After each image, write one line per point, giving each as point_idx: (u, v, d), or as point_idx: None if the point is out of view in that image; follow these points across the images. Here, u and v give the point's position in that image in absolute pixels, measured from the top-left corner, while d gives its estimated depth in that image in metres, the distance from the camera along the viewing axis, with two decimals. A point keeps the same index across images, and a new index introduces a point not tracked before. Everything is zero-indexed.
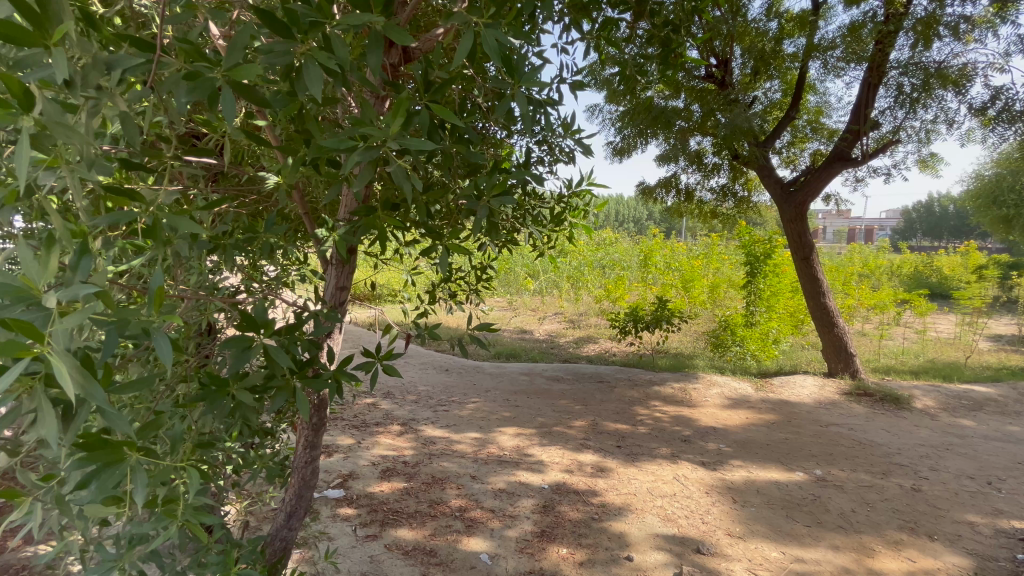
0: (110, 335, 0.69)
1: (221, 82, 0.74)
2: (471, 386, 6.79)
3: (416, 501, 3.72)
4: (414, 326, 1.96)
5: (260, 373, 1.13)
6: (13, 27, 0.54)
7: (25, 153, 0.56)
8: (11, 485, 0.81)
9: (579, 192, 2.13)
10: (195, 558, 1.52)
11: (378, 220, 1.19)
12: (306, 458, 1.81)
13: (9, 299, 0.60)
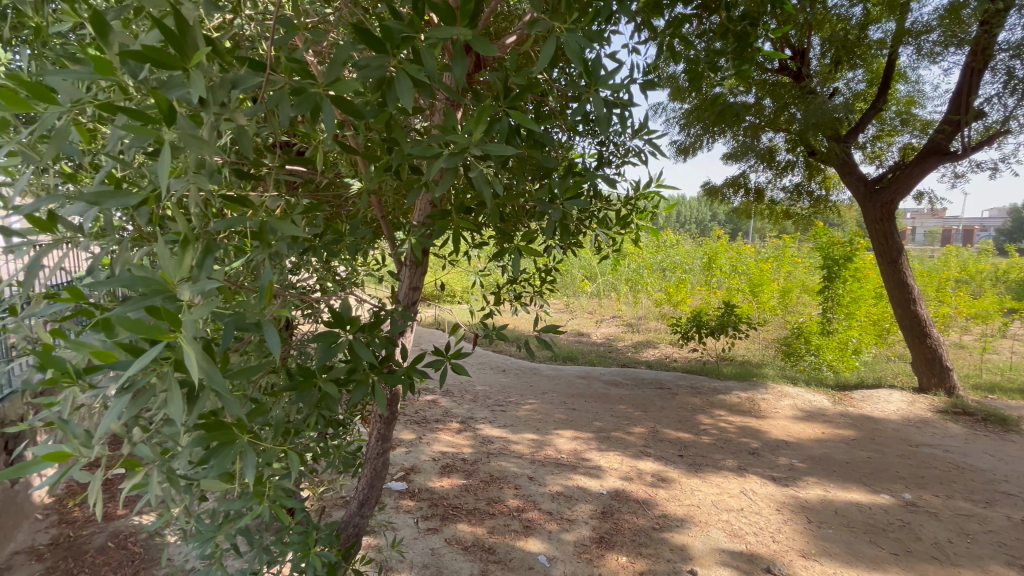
0: (228, 328, 0.78)
1: (322, 98, 0.80)
2: (527, 388, 6.81)
3: (475, 498, 3.79)
4: (482, 326, 2.01)
5: (344, 367, 1.21)
6: (160, 52, 0.61)
7: (167, 163, 0.62)
8: (134, 458, 0.90)
9: (647, 194, 2.09)
10: (279, 537, 1.64)
11: (453, 223, 1.24)
12: (378, 449, 1.91)
13: (150, 291, 0.68)
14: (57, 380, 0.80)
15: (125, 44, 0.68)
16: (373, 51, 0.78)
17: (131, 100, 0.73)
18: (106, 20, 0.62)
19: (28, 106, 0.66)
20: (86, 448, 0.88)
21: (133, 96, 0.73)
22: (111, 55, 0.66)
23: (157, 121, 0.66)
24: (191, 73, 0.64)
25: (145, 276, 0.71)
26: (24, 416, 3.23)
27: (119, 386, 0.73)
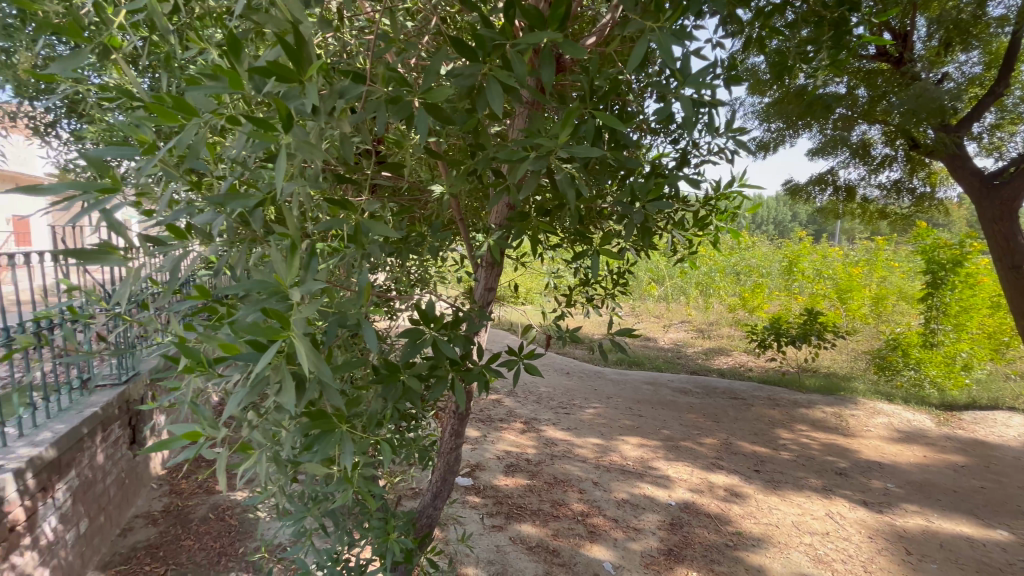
0: (332, 325, 0.85)
1: (418, 105, 0.84)
2: (592, 391, 6.72)
3: (539, 499, 3.80)
4: (554, 328, 2.01)
5: (426, 363, 1.25)
6: (280, 66, 0.66)
7: (284, 167, 0.66)
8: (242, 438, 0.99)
9: (727, 195, 2.00)
10: (362, 521, 1.74)
11: (530, 225, 1.25)
12: (451, 444, 1.97)
13: (269, 291, 0.75)
14: (192, 369, 0.91)
15: (252, 62, 0.75)
16: (467, 60, 0.81)
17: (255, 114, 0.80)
18: (237, 40, 0.68)
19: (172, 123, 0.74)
20: (212, 428, 0.99)
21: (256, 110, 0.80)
22: (241, 72, 0.72)
23: (275, 129, 0.72)
24: (306, 84, 0.68)
25: (263, 277, 0.77)
26: (144, 395, 3.66)
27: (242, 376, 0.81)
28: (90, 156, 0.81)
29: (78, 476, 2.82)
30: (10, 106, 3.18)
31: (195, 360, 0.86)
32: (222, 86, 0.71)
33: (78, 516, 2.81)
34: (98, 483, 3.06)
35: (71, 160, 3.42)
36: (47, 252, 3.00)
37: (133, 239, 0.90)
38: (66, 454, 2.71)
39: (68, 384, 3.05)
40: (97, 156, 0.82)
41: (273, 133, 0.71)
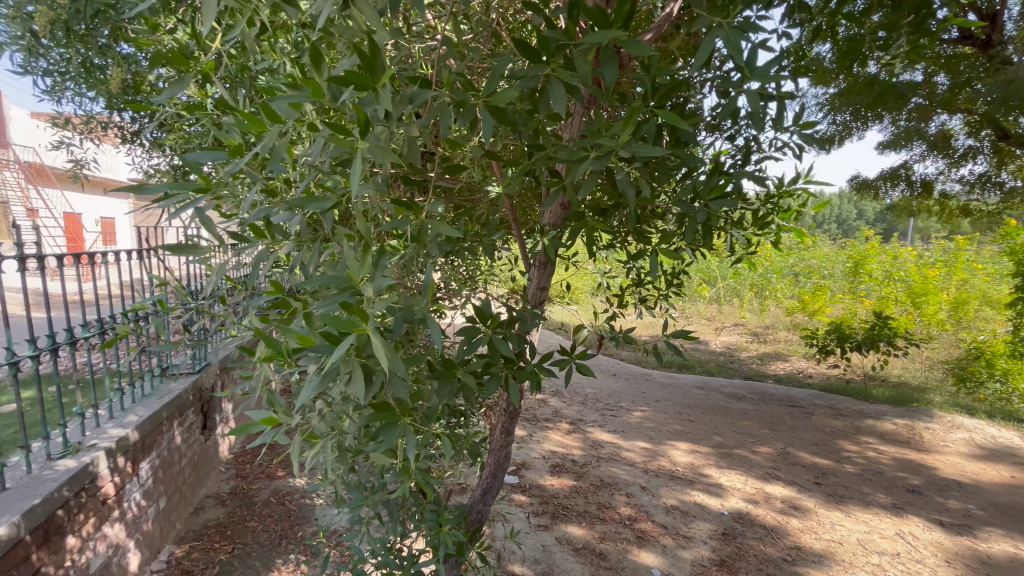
0: (398, 322, 0.88)
1: (481, 108, 0.86)
2: (640, 394, 6.59)
3: (585, 501, 3.77)
4: (607, 328, 1.99)
5: (481, 361, 1.27)
6: (356, 73, 0.69)
7: (359, 171, 0.69)
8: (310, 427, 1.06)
9: (790, 191, 1.89)
10: (416, 513, 1.80)
11: (587, 225, 1.24)
12: (502, 441, 1.99)
13: (341, 287, 0.79)
14: (271, 358, 0.97)
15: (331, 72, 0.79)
16: (530, 62, 0.82)
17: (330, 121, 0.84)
18: (319, 51, 0.72)
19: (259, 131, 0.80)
20: (286, 415, 1.09)
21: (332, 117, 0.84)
22: (321, 81, 0.77)
23: (349, 135, 0.75)
24: (379, 90, 0.71)
25: (336, 274, 0.82)
26: (214, 384, 3.93)
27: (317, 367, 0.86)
28: (189, 161, 0.89)
29: (158, 456, 3.06)
30: (101, 118, 3.48)
31: (275, 351, 0.92)
32: (305, 95, 0.75)
33: (158, 493, 3.06)
34: (175, 463, 3.31)
35: (152, 167, 3.70)
36: (131, 251, 3.27)
37: (221, 237, 0.98)
38: (150, 435, 2.95)
39: (150, 372, 3.32)
40: (193, 160, 0.90)
41: (348, 139, 0.75)
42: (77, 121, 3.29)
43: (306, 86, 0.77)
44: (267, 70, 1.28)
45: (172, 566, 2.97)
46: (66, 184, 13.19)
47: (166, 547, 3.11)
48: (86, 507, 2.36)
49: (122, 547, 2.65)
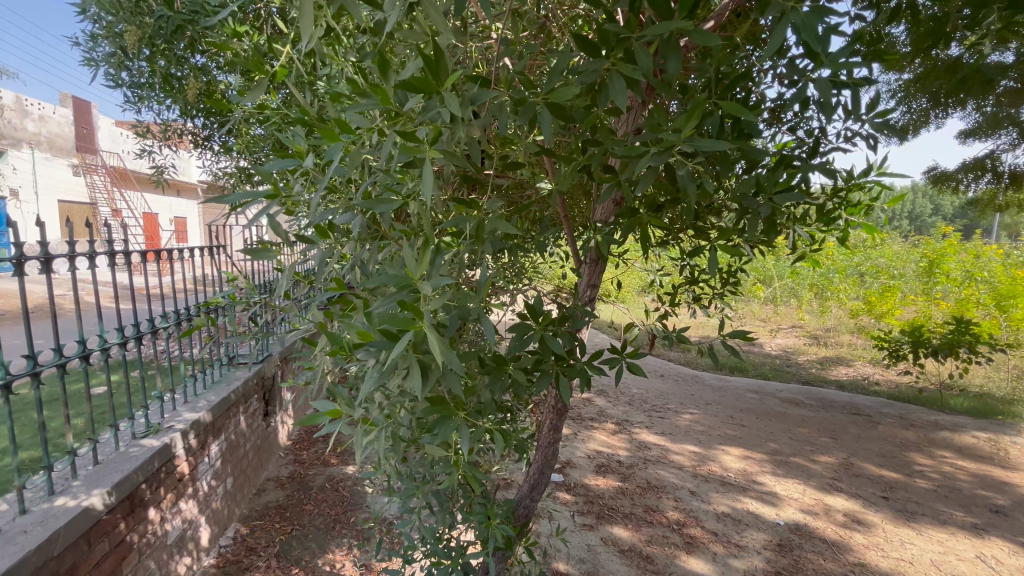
0: (455, 317, 0.90)
1: (540, 106, 0.86)
2: (688, 396, 6.41)
3: (631, 503, 3.70)
4: (659, 328, 1.94)
5: (532, 358, 1.26)
6: (422, 79, 0.70)
7: (427, 175, 0.70)
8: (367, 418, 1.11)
9: (860, 184, 1.76)
10: (466, 504, 1.83)
11: (641, 221, 1.21)
12: (550, 438, 1.99)
13: (399, 285, 0.80)
14: (337, 352, 1.02)
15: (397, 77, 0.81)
16: (589, 57, 0.80)
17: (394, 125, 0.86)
18: (387, 60, 0.74)
19: (331, 140, 0.83)
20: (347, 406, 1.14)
21: (396, 121, 0.87)
22: (388, 88, 0.79)
23: (415, 139, 0.77)
24: (444, 94, 0.72)
25: (394, 272, 0.83)
26: (276, 373, 4.17)
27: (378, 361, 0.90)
28: (266, 167, 0.95)
29: (226, 440, 3.28)
30: (177, 125, 3.73)
31: (341, 345, 0.96)
32: (374, 101, 0.78)
33: (226, 474, 3.28)
34: (241, 447, 3.55)
35: (221, 169, 3.95)
36: (202, 249, 3.51)
37: (293, 237, 1.04)
38: (220, 419, 3.18)
39: (219, 361, 3.56)
40: (269, 165, 0.96)
41: (414, 145, 0.76)
42: (156, 129, 3.56)
43: (374, 93, 0.79)
44: (331, 73, 1.34)
45: (237, 542, 3.18)
46: (144, 185, 14.35)
47: (232, 525, 3.32)
48: (164, 483, 2.56)
49: (195, 523, 2.86)
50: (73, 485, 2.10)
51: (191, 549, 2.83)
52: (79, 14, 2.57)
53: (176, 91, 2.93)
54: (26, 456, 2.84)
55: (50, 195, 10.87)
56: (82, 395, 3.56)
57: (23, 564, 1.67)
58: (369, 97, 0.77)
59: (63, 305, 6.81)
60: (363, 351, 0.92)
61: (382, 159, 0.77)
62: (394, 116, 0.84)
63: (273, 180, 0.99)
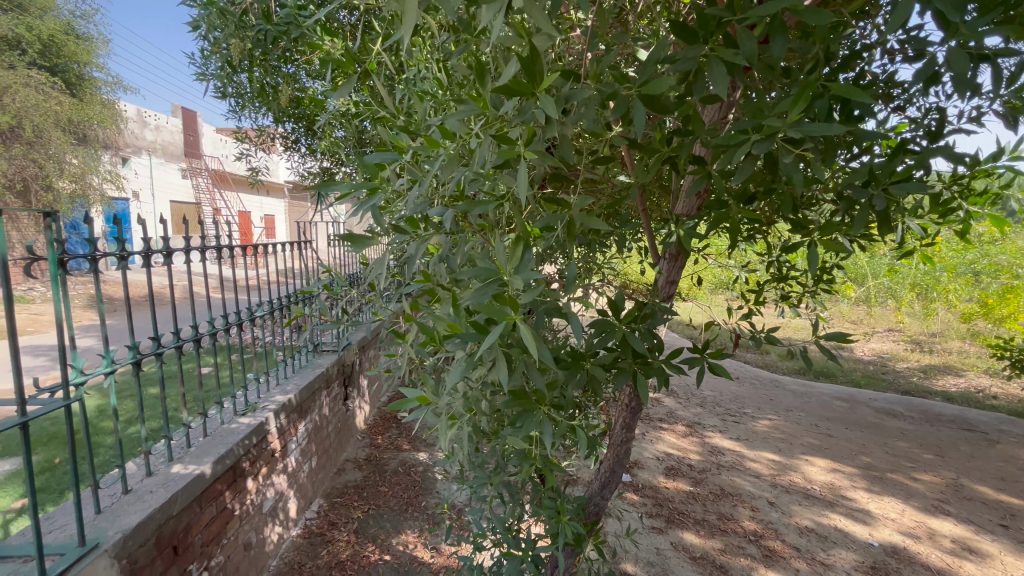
0: (540, 313, 0.91)
1: (634, 99, 0.85)
2: (767, 401, 6.03)
3: (704, 509, 3.55)
4: (745, 328, 1.83)
5: (609, 355, 1.23)
6: (518, 83, 0.71)
7: (524, 173, 0.71)
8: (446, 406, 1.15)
9: (988, 170, 1.54)
10: (537, 497, 1.85)
11: (730, 215, 1.14)
12: (622, 436, 1.96)
13: (488, 278, 0.82)
14: (427, 341, 1.07)
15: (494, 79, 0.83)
16: (685, 45, 0.77)
17: (487, 127, 0.89)
18: (485, 66, 0.76)
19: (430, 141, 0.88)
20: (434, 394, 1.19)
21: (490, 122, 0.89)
22: (486, 91, 0.81)
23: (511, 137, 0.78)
24: (539, 96, 0.73)
25: (485, 266, 0.85)
26: (354, 360, 4.44)
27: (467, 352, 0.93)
28: (369, 161, 1.01)
29: (312, 421, 3.55)
30: (270, 130, 4.02)
31: (431, 335, 1.01)
32: (473, 107, 0.81)
33: (311, 452, 3.54)
34: (324, 428, 3.82)
35: (307, 170, 4.24)
36: (291, 244, 3.81)
37: (389, 229, 1.10)
38: (306, 401, 3.43)
39: (305, 348, 3.85)
40: (372, 160, 1.02)
41: (511, 144, 0.78)
42: (252, 134, 3.84)
43: (473, 99, 0.81)
44: (420, 70, 1.40)
45: (321, 516, 3.43)
46: (240, 186, 15.79)
47: (316, 500, 3.58)
48: (261, 458, 2.81)
49: (285, 496, 3.13)
50: (187, 455, 2.36)
51: (282, 519, 3.09)
52: (192, 32, 2.84)
53: (270, 97, 3.14)
54: (149, 426, 3.22)
55: (163, 196, 12.26)
56: (193, 373, 4.00)
57: (149, 520, 1.90)
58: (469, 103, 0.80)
59: (174, 293, 7.65)
60: (453, 342, 0.95)
61: (478, 159, 0.80)
62: (489, 118, 0.85)
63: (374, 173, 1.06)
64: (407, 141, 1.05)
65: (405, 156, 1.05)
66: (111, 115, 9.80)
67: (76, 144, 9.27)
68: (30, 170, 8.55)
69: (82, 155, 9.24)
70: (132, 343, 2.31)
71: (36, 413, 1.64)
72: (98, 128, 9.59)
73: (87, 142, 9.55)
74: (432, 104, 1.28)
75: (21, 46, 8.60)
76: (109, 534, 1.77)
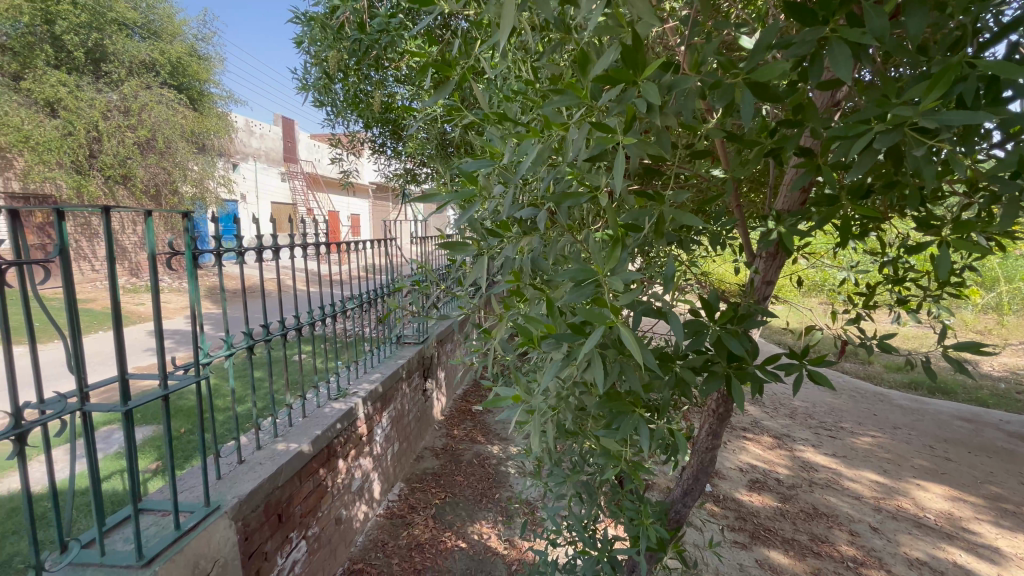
0: (634, 314, 0.90)
1: (740, 85, 0.81)
2: (870, 416, 5.46)
3: (793, 528, 3.30)
4: (852, 333, 1.68)
5: (702, 357, 1.18)
6: (620, 71, 0.71)
7: (621, 164, 0.70)
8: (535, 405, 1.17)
9: None
10: (615, 499, 1.82)
11: (843, 210, 1.04)
12: (707, 443, 1.89)
13: (585, 278, 0.83)
14: (520, 341, 1.10)
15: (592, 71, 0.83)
16: (803, 26, 0.72)
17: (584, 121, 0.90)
18: (585, 57, 0.76)
19: (527, 142, 0.92)
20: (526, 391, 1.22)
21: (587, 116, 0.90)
22: (585, 83, 0.80)
23: (611, 130, 0.77)
24: (642, 85, 0.73)
25: (581, 266, 0.86)
26: (433, 353, 4.64)
27: (561, 353, 0.94)
28: (465, 169, 1.06)
29: (395, 408, 3.76)
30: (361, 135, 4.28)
31: (526, 335, 1.04)
32: (569, 97, 0.81)
33: (394, 438, 3.76)
34: (405, 416, 4.03)
35: (393, 172, 4.49)
36: (377, 242, 4.05)
37: (482, 232, 1.14)
38: (390, 390, 3.64)
39: (389, 340, 4.09)
40: (467, 168, 1.08)
41: (612, 135, 0.77)
42: (345, 140, 4.10)
43: (571, 90, 0.82)
44: (510, 73, 1.42)
45: (402, 498, 3.63)
46: (331, 188, 17.06)
47: (398, 484, 3.79)
48: (351, 439, 3.02)
49: (371, 477, 3.34)
50: (290, 432, 2.60)
51: (368, 499, 3.31)
52: (296, 48, 3.09)
53: (363, 105, 3.36)
54: (256, 405, 3.60)
55: (266, 198, 13.54)
56: (291, 359, 4.41)
57: (260, 488, 2.12)
58: (567, 94, 0.81)
59: (274, 285, 8.41)
60: (548, 343, 0.96)
61: (574, 153, 0.80)
62: (587, 111, 0.86)
63: (472, 176, 1.10)
64: (502, 148, 1.10)
65: (499, 159, 1.08)
66: (225, 126, 10.95)
67: (198, 153, 10.50)
68: (162, 176, 9.81)
69: (202, 162, 10.45)
70: (247, 330, 2.61)
71: (174, 386, 1.89)
72: (214, 137, 10.77)
73: (205, 150, 10.75)
74: (521, 107, 1.32)
75: (155, 68, 9.84)
76: (228, 498, 2.00)
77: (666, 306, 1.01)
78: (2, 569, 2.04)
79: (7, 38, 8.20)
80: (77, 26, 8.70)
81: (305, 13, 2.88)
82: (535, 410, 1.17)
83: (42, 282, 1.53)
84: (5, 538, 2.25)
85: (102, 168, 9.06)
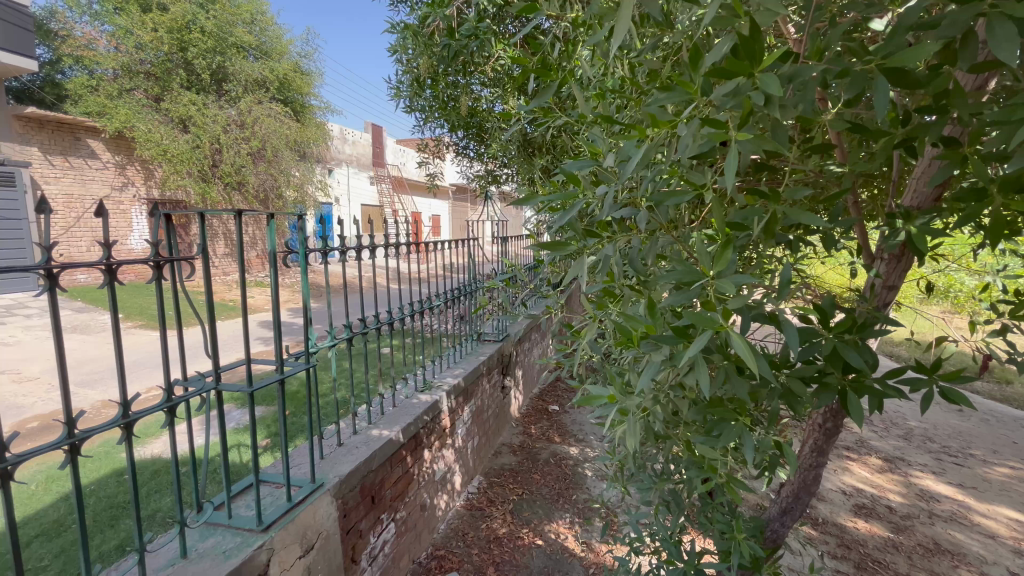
0: (744, 318, 0.86)
1: (873, 72, 0.74)
2: (1008, 444, 4.73)
3: (909, 563, 2.94)
4: (996, 347, 1.46)
5: (813, 368, 1.09)
6: (736, 64, 0.68)
7: (736, 159, 0.67)
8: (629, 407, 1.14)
9: None
10: (704, 510, 1.74)
11: (995, 204, 0.91)
12: (811, 461, 1.74)
13: (690, 280, 0.80)
14: (618, 341, 1.09)
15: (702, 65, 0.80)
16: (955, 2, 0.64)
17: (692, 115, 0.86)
18: (698, 51, 0.74)
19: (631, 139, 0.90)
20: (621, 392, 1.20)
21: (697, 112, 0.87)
22: (696, 79, 0.77)
23: (726, 127, 0.74)
24: (760, 77, 0.68)
25: (687, 267, 0.83)
26: (511, 351, 4.72)
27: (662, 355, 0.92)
28: (565, 170, 1.05)
29: (475, 404, 3.87)
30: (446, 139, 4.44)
31: (625, 335, 1.02)
32: (679, 94, 0.78)
33: (474, 433, 3.87)
34: (485, 412, 4.12)
35: (475, 174, 4.61)
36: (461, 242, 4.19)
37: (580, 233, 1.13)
38: (471, 385, 3.75)
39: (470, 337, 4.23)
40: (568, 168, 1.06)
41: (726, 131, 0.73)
42: (432, 143, 4.26)
43: (679, 85, 0.79)
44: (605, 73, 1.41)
45: (481, 492, 3.73)
46: (414, 190, 17.86)
47: (477, 478, 3.90)
48: (435, 431, 3.16)
49: (453, 468, 3.47)
50: (381, 421, 2.77)
51: (449, 489, 3.44)
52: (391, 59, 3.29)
53: (450, 110, 3.48)
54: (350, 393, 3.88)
55: (358, 200, 14.51)
56: (379, 352, 4.70)
57: (358, 469, 2.29)
58: (674, 91, 0.78)
59: (363, 282, 8.99)
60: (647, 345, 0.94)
61: (683, 151, 0.78)
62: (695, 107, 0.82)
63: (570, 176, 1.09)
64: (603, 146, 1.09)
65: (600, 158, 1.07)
66: (322, 134, 11.88)
67: (300, 160, 11.48)
68: (269, 182, 10.85)
69: (303, 168, 11.42)
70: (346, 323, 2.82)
71: (288, 372, 2.09)
72: (314, 145, 11.72)
73: (306, 157, 11.74)
74: (616, 106, 1.30)
75: (266, 85, 10.85)
76: (330, 476, 2.18)
77: (778, 310, 0.95)
78: (150, 521, 2.38)
79: (150, 65, 9.53)
80: (205, 51, 9.88)
81: (399, 24, 3.04)
82: (629, 412, 1.14)
83: (187, 276, 1.75)
84: (151, 495, 2.63)
85: (222, 176, 10.22)
